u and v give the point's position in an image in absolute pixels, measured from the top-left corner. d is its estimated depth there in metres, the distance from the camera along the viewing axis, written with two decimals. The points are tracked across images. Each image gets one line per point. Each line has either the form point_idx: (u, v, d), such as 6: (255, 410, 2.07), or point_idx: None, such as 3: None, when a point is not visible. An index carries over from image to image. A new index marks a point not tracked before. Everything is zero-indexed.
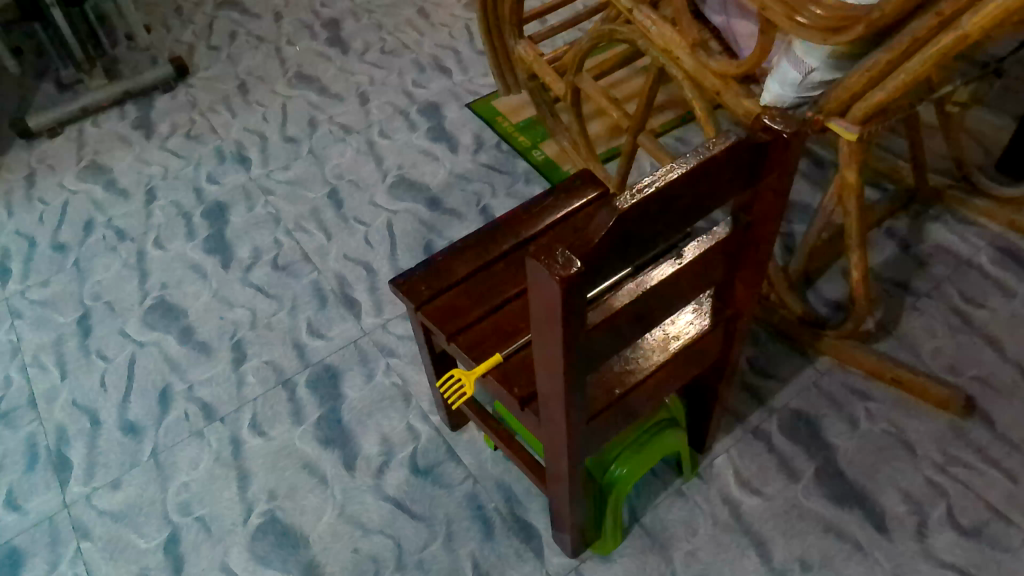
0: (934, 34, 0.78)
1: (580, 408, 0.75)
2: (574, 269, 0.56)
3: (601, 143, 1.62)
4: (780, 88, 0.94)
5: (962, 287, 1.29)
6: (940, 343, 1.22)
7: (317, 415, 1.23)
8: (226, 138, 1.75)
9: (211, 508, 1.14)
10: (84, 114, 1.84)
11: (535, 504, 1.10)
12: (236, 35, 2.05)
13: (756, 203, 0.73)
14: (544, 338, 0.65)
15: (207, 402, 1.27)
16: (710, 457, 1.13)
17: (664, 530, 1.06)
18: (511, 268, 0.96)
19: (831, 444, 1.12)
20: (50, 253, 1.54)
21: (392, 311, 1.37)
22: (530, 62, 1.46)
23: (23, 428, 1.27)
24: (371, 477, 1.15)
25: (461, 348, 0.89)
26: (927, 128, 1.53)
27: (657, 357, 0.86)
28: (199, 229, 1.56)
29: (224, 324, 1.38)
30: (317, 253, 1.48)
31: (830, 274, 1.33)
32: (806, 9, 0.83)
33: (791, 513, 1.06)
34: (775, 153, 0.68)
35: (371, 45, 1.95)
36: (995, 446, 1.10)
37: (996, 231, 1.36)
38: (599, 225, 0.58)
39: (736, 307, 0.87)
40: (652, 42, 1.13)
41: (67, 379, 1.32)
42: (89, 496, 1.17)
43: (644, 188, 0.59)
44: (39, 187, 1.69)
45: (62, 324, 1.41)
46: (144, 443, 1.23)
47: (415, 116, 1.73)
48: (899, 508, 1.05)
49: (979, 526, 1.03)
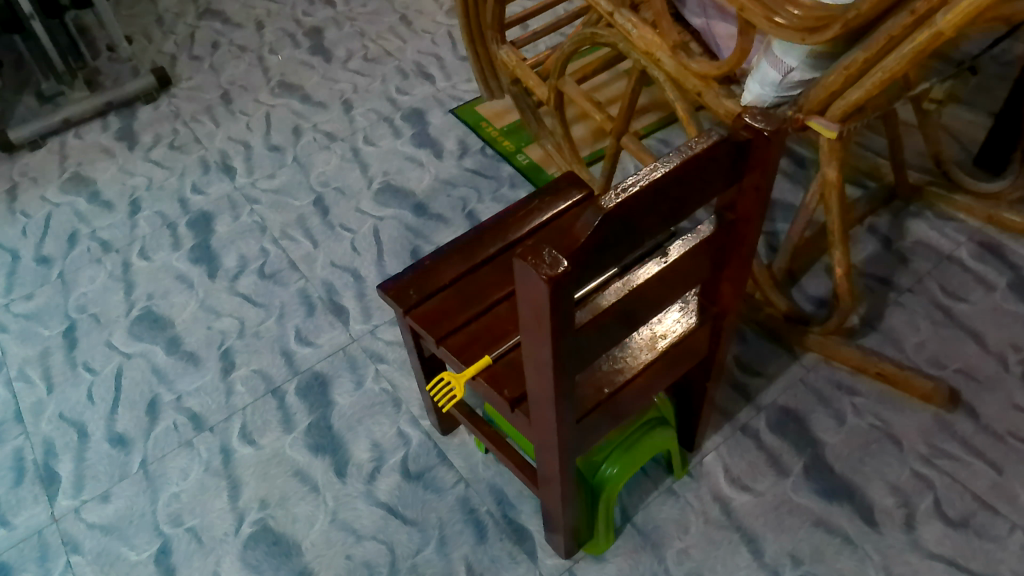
0: (909, 33, 0.80)
1: (570, 408, 0.76)
2: (561, 268, 0.57)
3: (586, 146, 1.63)
4: (760, 87, 0.96)
5: (944, 282, 1.31)
6: (923, 338, 1.24)
7: (307, 422, 1.23)
8: (210, 148, 1.75)
9: (203, 517, 1.14)
10: (66, 125, 1.83)
11: (527, 505, 1.11)
12: (217, 45, 2.04)
13: (739, 201, 0.74)
14: (533, 338, 0.66)
15: (197, 412, 1.26)
16: (700, 455, 1.14)
17: (656, 529, 1.06)
18: (498, 271, 0.97)
19: (818, 440, 1.13)
20: (34, 266, 1.53)
21: (380, 317, 1.37)
22: (513, 66, 1.47)
23: (10, 442, 1.26)
24: (362, 483, 1.15)
25: (450, 352, 0.89)
26: (907, 126, 1.55)
27: (645, 356, 0.87)
28: (185, 239, 1.55)
29: (211, 334, 1.37)
30: (304, 260, 1.48)
31: (814, 271, 1.34)
32: (783, 9, 0.84)
33: (781, 508, 1.07)
34: (757, 152, 0.69)
35: (354, 53, 1.95)
36: (980, 438, 1.12)
37: (975, 226, 1.38)
38: (584, 225, 0.59)
39: (722, 305, 0.88)
40: (633, 44, 1.15)
41: (53, 392, 1.32)
42: (78, 509, 1.16)
43: (628, 188, 0.61)
44: (21, 200, 1.68)
45: (47, 337, 1.40)
46: (133, 455, 1.22)
47: (399, 123, 1.74)
48: (887, 500, 1.07)
49: (967, 517, 1.04)
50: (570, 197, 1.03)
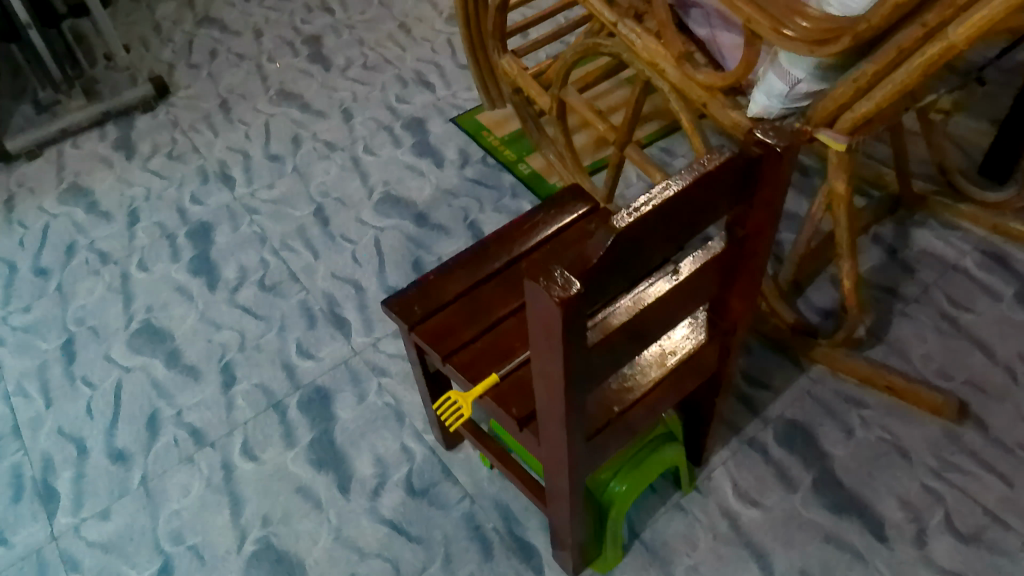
0: (919, 46, 0.79)
1: (580, 426, 0.75)
2: (574, 290, 0.56)
3: (588, 155, 1.63)
4: (767, 98, 0.94)
5: (950, 292, 1.30)
6: (930, 349, 1.23)
7: (309, 437, 1.22)
8: (209, 157, 1.73)
9: (204, 535, 1.12)
10: (63, 135, 1.82)
11: (533, 521, 1.09)
12: (216, 52, 2.03)
13: (750, 216, 0.73)
14: (543, 358, 0.65)
15: (197, 427, 1.25)
16: (707, 470, 1.12)
17: (664, 545, 1.05)
18: (504, 286, 0.96)
19: (827, 453, 1.12)
20: (32, 277, 1.52)
21: (382, 329, 1.36)
22: (514, 76, 1.46)
23: (8, 457, 1.24)
24: (366, 499, 1.14)
25: (456, 369, 0.88)
26: (912, 135, 1.54)
27: (655, 373, 0.87)
28: (184, 250, 1.54)
29: (211, 346, 1.36)
30: (304, 272, 1.47)
31: (819, 281, 1.33)
32: (792, 21, 0.83)
33: (790, 524, 1.06)
34: (768, 167, 0.68)
35: (353, 61, 1.94)
36: (989, 451, 1.11)
37: (980, 235, 1.37)
38: (596, 245, 0.58)
39: (732, 320, 0.87)
40: (636, 55, 1.14)
41: (52, 407, 1.30)
42: (77, 527, 1.15)
43: (641, 207, 0.60)
44: (18, 211, 1.66)
45: (46, 350, 1.39)
46: (132, 470, 1.21)
47: (399, 131, 1.73)
48: (897, 515, 1.06)
49: (978, 532, 1.03)
50: (575, 210, 1.03)
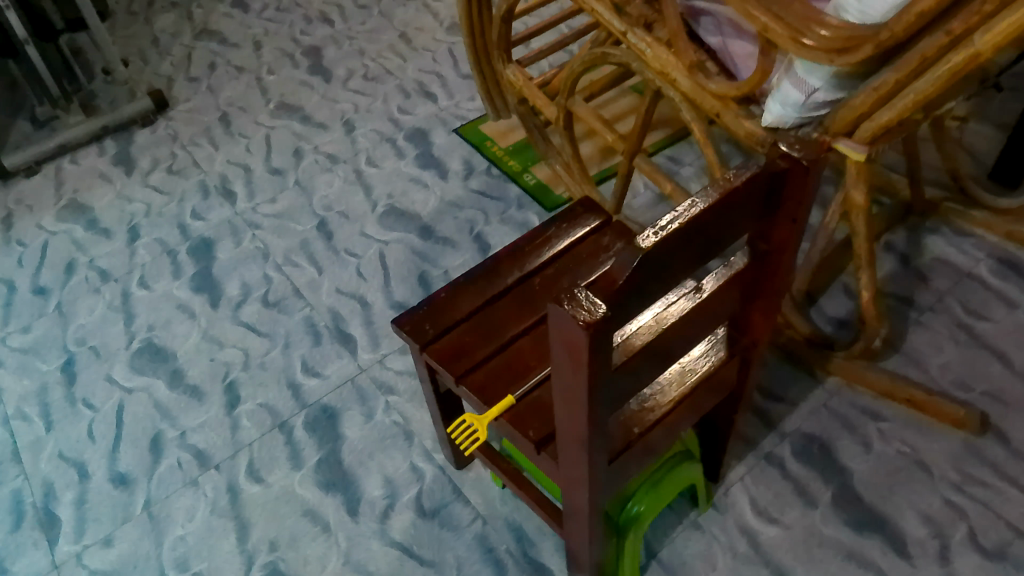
0: (943, 53, 0.77)
1: (602, 449, 0.72)
2: (600, 313, 0.54)
3: (594, 164, 1.61)
4: (782, 108, 0.92)
5: (966, 300, 1.28)
6: (948, 359, 1.20)
7: (315, 458, 1.19)
8: (210, 172, 1.71)
9: (210, 561, 1.10)
10: (62, 151, 1.79)
11: (548, 542, 1.07)
12: (215, 65, 2.01)
13: (773, 231, 0.70)
14: (566, 381, 0.62)
15: (201, 449, 1.22)
16: (725, 486, 1.10)
17: (683, 565, 1.03)
18: (517, 303, 0.93)
19: (845, 468, 1.10)
20: (31, 296, 1.49)
21: (389, 345, 1.33)
22: (520, 86, 1.44)
23: (8, 483, 1.21)
24: (375, 522, 1.11)
25: (471, 390, 0.86)
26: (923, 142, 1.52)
27: (673, 394, 0.84)
28: (185, 266, 1.51)
29: (214, 365, 1.33)
30: (308, 287, 1.44)
31: (833, 291, 1.31)
32: (811, 31, 0.81)
33: (810, 542, 1.03)
34: (794, 181, 0.65)
35: (354, 71, 1.92)
36: (1011, 463, 1.08)
37: (994, 242, 1.35)
38: (621, 266, 0.56)
39: (753, 335, 0.84)
40: (646, 64, 1.11)
41: (52, 430, 1.27)
42: (80, 554, 1.12)
43: (666, 226, 0.57)
44: (16, 228, 1.64)
45: (46, 371, 1.36)
46: (135, 495, 1.18)
47: (402, 143, 1.71)
48: (920, 531, 1.03)
49: (1003, 548, 1.01)
50: (587, 223, 1.00)
